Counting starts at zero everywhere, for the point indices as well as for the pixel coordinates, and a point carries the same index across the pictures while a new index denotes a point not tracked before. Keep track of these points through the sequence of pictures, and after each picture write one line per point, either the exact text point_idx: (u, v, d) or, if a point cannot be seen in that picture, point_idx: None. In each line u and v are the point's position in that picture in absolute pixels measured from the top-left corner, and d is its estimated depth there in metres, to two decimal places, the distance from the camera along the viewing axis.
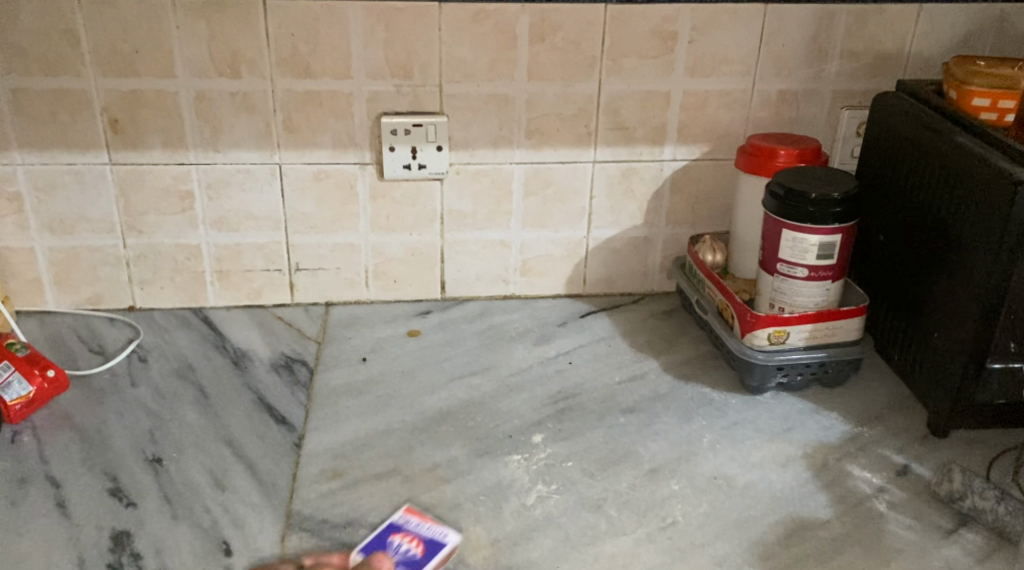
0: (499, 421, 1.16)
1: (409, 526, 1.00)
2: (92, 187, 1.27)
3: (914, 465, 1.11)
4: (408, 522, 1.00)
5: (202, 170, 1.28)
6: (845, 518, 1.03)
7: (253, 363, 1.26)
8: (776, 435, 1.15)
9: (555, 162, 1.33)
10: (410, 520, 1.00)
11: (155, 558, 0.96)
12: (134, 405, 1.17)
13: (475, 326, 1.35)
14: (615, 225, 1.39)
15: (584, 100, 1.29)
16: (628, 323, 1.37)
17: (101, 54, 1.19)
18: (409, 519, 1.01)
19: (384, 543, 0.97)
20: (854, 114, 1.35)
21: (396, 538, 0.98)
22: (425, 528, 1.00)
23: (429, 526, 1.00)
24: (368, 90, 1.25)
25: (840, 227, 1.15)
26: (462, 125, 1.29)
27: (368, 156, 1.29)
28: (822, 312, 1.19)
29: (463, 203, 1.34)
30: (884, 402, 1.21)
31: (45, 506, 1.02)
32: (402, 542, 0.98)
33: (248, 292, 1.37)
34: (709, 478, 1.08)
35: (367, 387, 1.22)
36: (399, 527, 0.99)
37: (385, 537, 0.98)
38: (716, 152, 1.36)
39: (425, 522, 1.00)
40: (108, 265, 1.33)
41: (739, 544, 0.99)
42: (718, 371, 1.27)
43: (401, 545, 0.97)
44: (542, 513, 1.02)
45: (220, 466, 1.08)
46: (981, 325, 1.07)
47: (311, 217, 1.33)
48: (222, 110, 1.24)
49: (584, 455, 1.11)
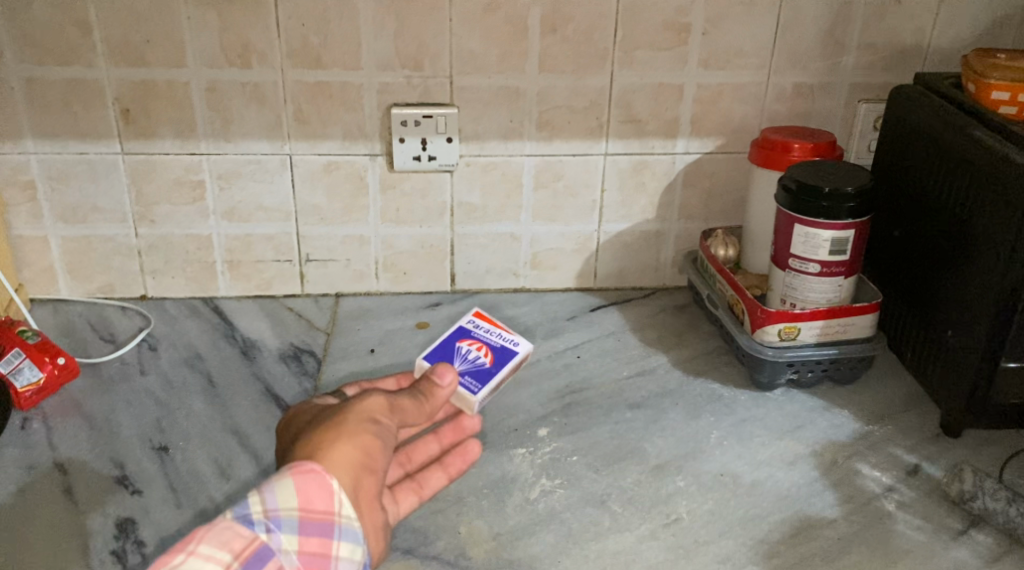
0: (505, 415, 1.16)
1: (477, 332, 1.11)
2: (105, 177, 1.28)
3: (925, 464, 1.09)
4: (477, 328, 1.11)
5: (213, 161, 1.28)
6: (853, 517, 1.02)
7: (262, 353, 1.26)
8: (785, 432, 1.14)
9: (566, 155, 1.32)
10: (479, 326, 1.11)
11: (159, 547, 0.97)
12: (142, 394, 1.18)
13: (484, 319, 1.35)
14: (627, 219, 1.38)
15: (596, 92, 1.28)
16: (638, 317, 1.36)
17: (113, 44, 1.20)
18: (477, 325, 1.11)
19: (453, 348, 1.08)
20: (871, 107, 1.33)
21: (465, 342, 1.09)
22: (492, 334, 1.10)
23: (498, 334, 1.11)
24: (378, 82, 1.25)
25: (854, 223, 1.14)
26: (472, 117, 1.28)
27: (378, 148, 1.29)
28: (834, 309, 1.17)
29: (473, 196, 1.34)
30: (896, 401, 1.20)
31: (52, 492, 1.02)
32: (469, 347, 1.08)
33: (258, 283, 1.37)
34: (715, 475, 1.07)
35: (374, 379, 1.22)
36: (468, 332, 1.10)
37: (454, 340, 1.09)
38: (729, 146, 1.34)
39: (494, 330, 1.11)
40: (120, 255, 1.33)
41: (743, 542, 0.98)
42: (728, 367, 1.25)
43: (469, 350, 1.08)
44: (546, 507, 1.02)
45: (225, 456, 1.08)
46: (995, 323, 1.05)
47: (321, 208, 1.33)
48: (232, 101, 1.24)
49: (589, 450, 1.10)
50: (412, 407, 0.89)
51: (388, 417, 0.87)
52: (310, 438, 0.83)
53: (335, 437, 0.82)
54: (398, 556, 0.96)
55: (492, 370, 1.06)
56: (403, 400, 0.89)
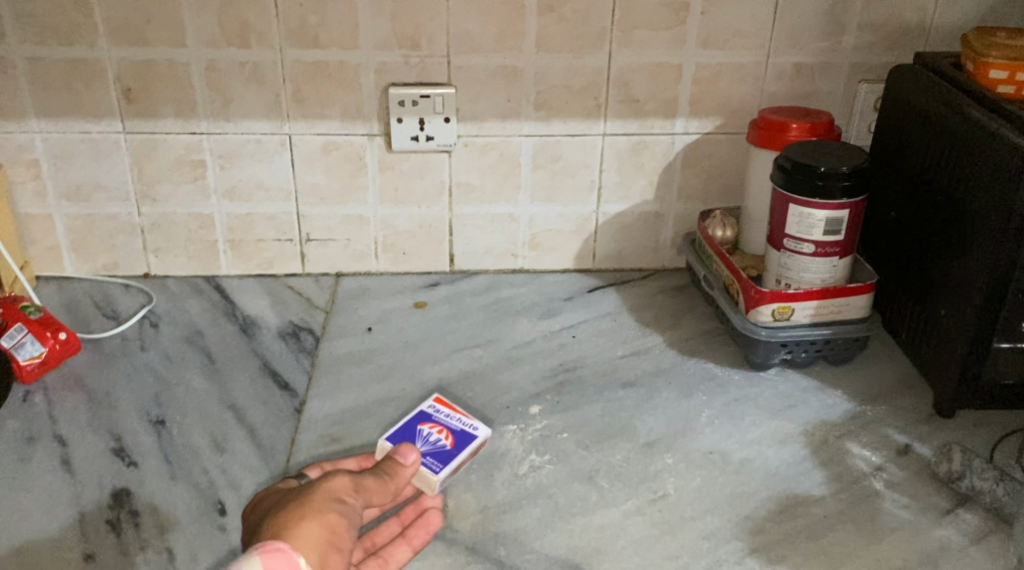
0: (498, 393, 1.17)
1: (438, 416, 1.06)
2: (107, 155, 1.30)
3: (916, 444, 1.09)
4: (438, 412, 1.07)
5: (213, 140, 1.29)
6: (840, 495, 1.02)
7: (261, 331, 1.28)
8: (777, 412, 1.14)
9: (564, 135, 1.32)
10: (440, 411, 1.07)
11: (152, 517, 0.98)
12: (142, 369, 1.20)
13: (482, 299, 1.36)
14: (626, 200, 1.38)
15: (593, 72, 1.28)
16: (636, 298, 1.37)
17: (114, 24, 1.21)
18: (438, 410, 1.07)
19: (415, 429, 1.04)
20: (872, 88, 1.32)
21: (425, 425, 1.04)
22: (453, 419, 1.06)
23: (459, 419, 1.06)
24: (376, 61, 1.26)
25: (848, 202, 1.13)
26: (470, 97, 1.29)
27: (376, 128, 1.30)
28: (828, 289, 1.17)
29: (471, 176, 1.34)
30: (890, 381, 1.19)
31: (50, 463, 1.04)
32: (431, 431, 1.04)
33: (259, 262, 1.39)
34: (704, 453, 1.07)
35: (370, 356, 1.23)
36: (429, 417, 1.06)
37: (415, 424, 1.05)
38: (728, 126, 1.34)
39: (454, 414, 1.07)
40: (123, 233, 1.35)
41: (729, 519, 0.99)
42: (723, 348, 1.26)
43: (430, 433, 1.04)
44: (534, 483, 1.03)
45: (221, 429, 1.10)
46: (987, 302, 1.04)
47: (320, 188, 1.34)
48: (232, 80, 1.26)
49: (579, 428, 1.11)
50: (377, 488, 0.85)
51: (353, 498, 0.83)
52: (274, 521, 0.79)
53: (298, 515, 0.78)
54: None
55: (454, 453, 1.01)
56: (367, 480, 0.85)
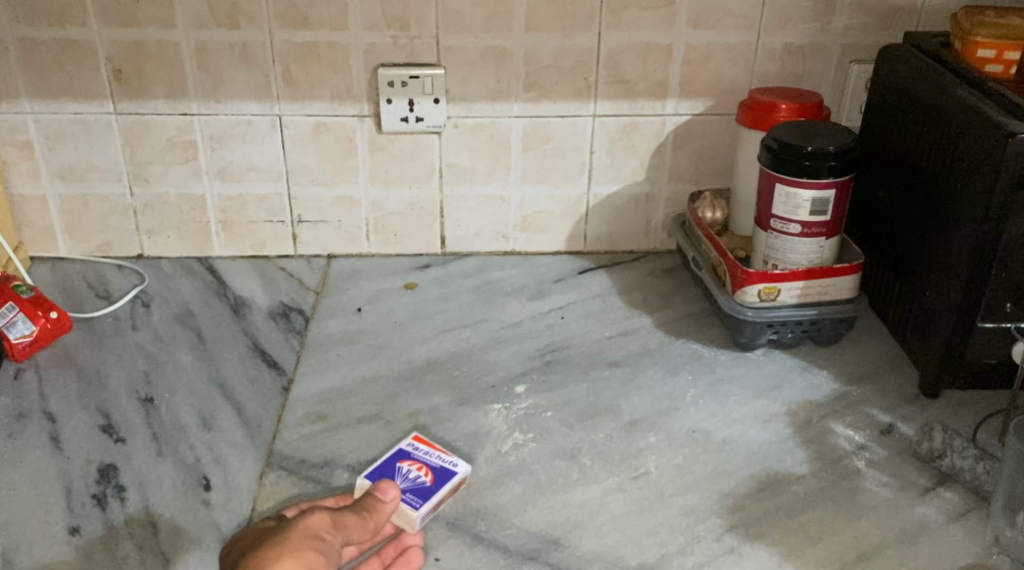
0: (484, 372, 1.17)
1: (418, 453, 1.00)
2: (100, 136, 1.31)
3: (900, 424, 1.09)
4: (416, 450, 1.01)
5: (204, 121, 1.30)
6: (821, 474, 1.02)
7: (251, 311, 1.28)
8: (762, 392, 1.15)
9: (554, 116, 1.33)
10: (419, 447, 1.01)
11: (137, 492, 0.99)
12: (133, 348, 1.21)
13: (473, 281, 1.37)
14: (616, 182, 1.38)
15: (583, 53, 1.29)
16: (625, 280, 1.37)
17: (104, 5, 1.22)
18: (416, 447, 1.01)
19: (393, 467, 0.97)
20: (863, 69, 1.32)
21: (404, 462, 0.98)
22: (433, 456, 1.00)
23: (438, 455, 1.00)
24: (365, 42, 1.26)
25: (834, 182, 1.13)
26: (459, 78, 1.29)
27: (366, 109, 1.30)
28: (814, 269, 1.17)
29: (462, 158, 1.35)
30: (877, 362, 1.19)
31: (39, 439, 1.05)
32: (410, 468, 0.98)
33: (252, 243, 1.40)
34: (687, 432, 1.08)
35: (359, 336, 1.24)
36: (408, 453, 1.00)
37: (393, 462, 0.98)
38: (719, 107, 1.34)
39: (433, 451, 1.01)
40: (117, 214, 1.36)
41: (709, 496, 0.99)
42: (711, 329, 1.26)
43: (409, 471, 0.97)
44: (516, 460, 1.03)
45: (208, 407, 1.11)
46: (971, 283, 1.04)
47: (311, 169, 1.35)
48: (222, 61, 1.26)
49: (564, 407, 1.11)
50: (356, 524, 0.84)
51: (331, 534, 0.81)
52: (251, 561, 0.78)
53: (275, 556, 0.77)
54: None
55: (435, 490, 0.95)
56: (347, 516, 0.84)
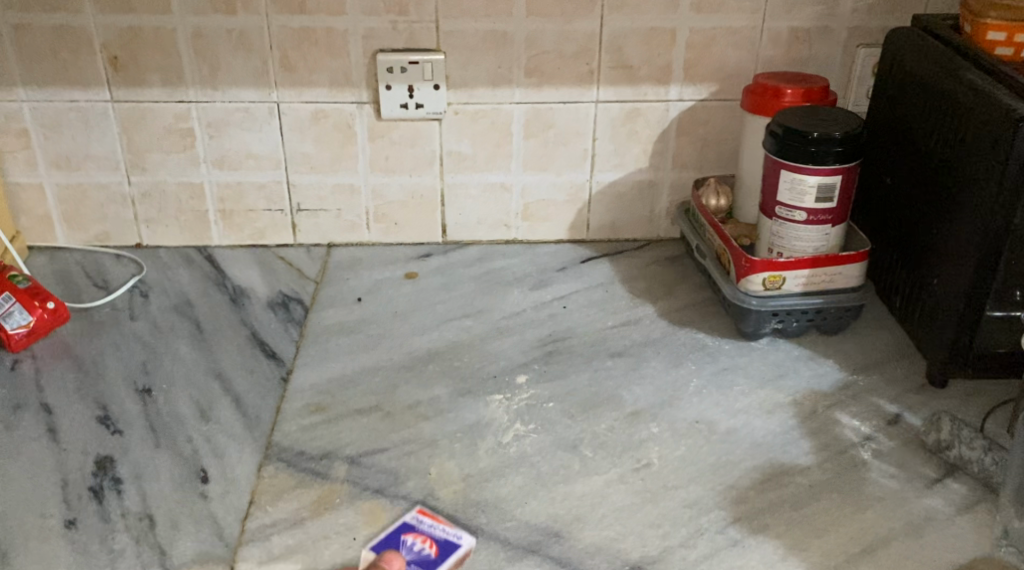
0: (486, 362, 1.16)
1: (421, 527, 0.92)
2: (96, 125, 1.29)
3: (906, 414, 1.07)
4: (421, 522, 0.92)
5: (202, 109, 1.29)
6: (826, 465, 1.01)
7: (250, 301, 1.27)
8: (766, 382, 1.13)
9: (556, 103, 1.31)
10: (424, 519, 0.92)
11: (134, 484, 0.98)
12: (131, 338, 1.20)
13: (474, 270, 1.35)
14: (619, 169, 1.36)
15: (585, 37, 1.27)
16: (629, 269, 1.36)
17: None
18: (421, 519, 0.92)
19: (395, 543, 0.90)
20: (870, 53, 1.30)
21: (407, 536, 0.90)
22: (438, 529, 0.92)
23: (443, 528, 0.92)
24: (364, 27, 1.24)
25: (840, 168, 1.12)
26: (459, 63, 1.27)
27: (365, 95, 1.29)
28: (820, 257, 1.15)
29: (463, 145, 1.33)
30: (883, 351, 1.18)
31: (35, 431, 1.04)
32: (412, 546, 0.90)
33: (251, 232, 1.38)
34: (691, 422, 1.06)
35: (359, 326, 1.23)
36: (412, 526, 0.92)
37: (394, 538, 0.90)
38: (723, 93, 1.32)
39: (439, 524, 0.92)
40: (115, 203, 1.35)
41: (712, 487, 0.98)
42: (715, 318, 1.24)
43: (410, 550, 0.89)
44: (517, 451, 1.02)
45: (206, 398, 1.10)
46: (979, 271, 1.02)
47: (311, 157, 1.33)
48: (219, 47, 1.25)
49: (566, 397, 1.10)
50: None
51: None
52: None
53: None
54: (366, 495, 0.96)
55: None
56: None
